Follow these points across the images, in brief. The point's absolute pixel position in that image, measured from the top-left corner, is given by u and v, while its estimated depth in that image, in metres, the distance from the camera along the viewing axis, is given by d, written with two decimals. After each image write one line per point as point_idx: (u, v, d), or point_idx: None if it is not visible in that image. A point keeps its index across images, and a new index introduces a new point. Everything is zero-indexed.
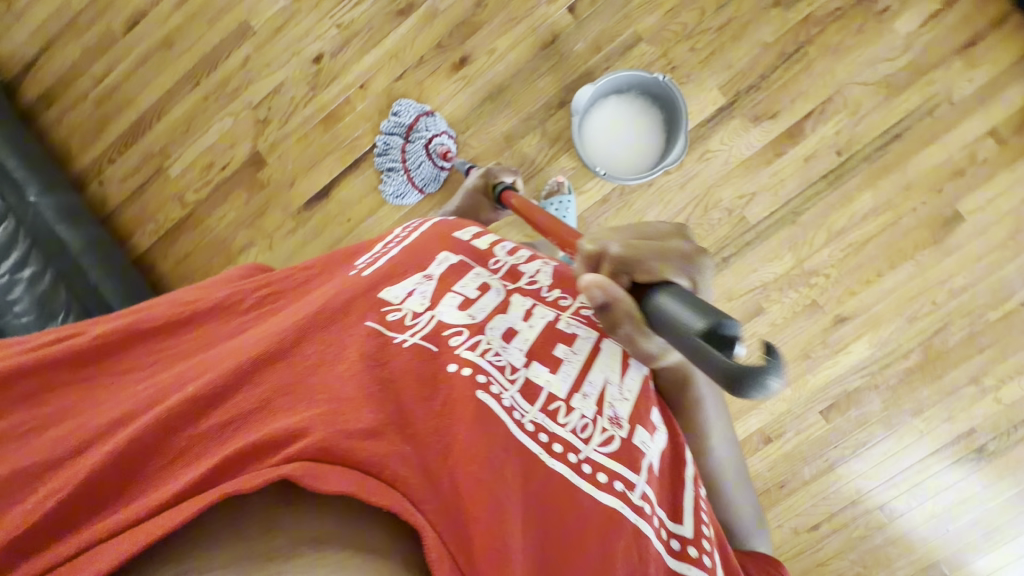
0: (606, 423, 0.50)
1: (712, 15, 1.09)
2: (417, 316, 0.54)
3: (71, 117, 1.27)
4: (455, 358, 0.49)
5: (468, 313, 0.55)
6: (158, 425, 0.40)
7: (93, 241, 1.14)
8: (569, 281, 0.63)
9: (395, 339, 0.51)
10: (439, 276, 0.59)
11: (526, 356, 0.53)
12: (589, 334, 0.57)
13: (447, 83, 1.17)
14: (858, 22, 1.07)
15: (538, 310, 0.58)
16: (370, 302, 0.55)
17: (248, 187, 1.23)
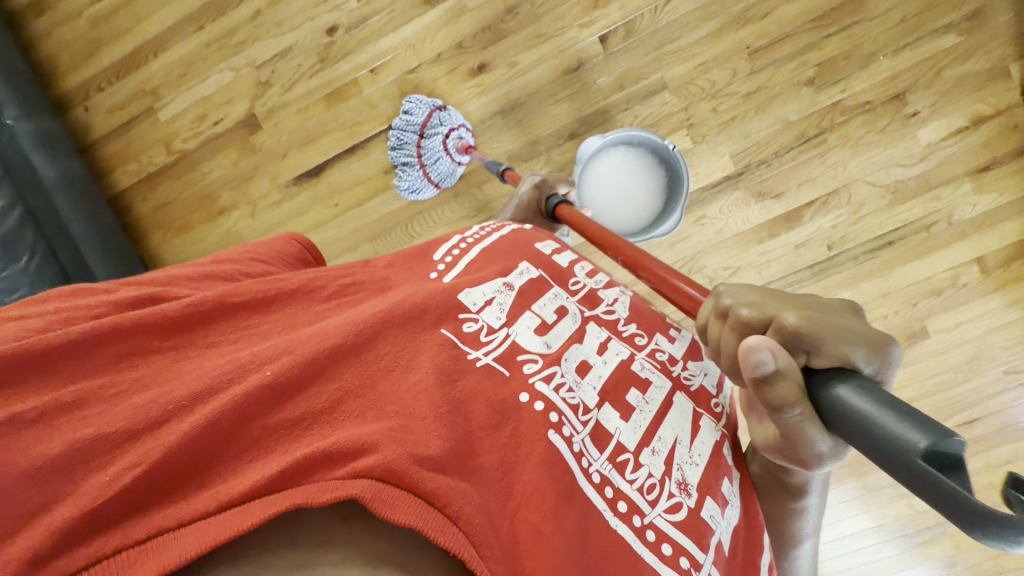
0: (674, 488, 0.49)
1: (743, 78, 1.05)
2: (494, 330, 0.50)
3: (62, 32, 1.19)
4: (532, 390, 0.46)
5: (543, 338, 0.52)
6: (232, 412, 0.34)
7: (70, 176, 1.10)
8: (643, 320, 0.61)
9: (469, 355, 0.47)
10: (520, 289, 0.55)
11: (599, 397, 0.51)
12: (661, 382, 0.56)
13: (460, 87, 1.12)
14: (885, 120, 1.04)
15: (613, 345, 0.56)
16: (448, 305, 0.50)
17: (238, 148, 1.19)
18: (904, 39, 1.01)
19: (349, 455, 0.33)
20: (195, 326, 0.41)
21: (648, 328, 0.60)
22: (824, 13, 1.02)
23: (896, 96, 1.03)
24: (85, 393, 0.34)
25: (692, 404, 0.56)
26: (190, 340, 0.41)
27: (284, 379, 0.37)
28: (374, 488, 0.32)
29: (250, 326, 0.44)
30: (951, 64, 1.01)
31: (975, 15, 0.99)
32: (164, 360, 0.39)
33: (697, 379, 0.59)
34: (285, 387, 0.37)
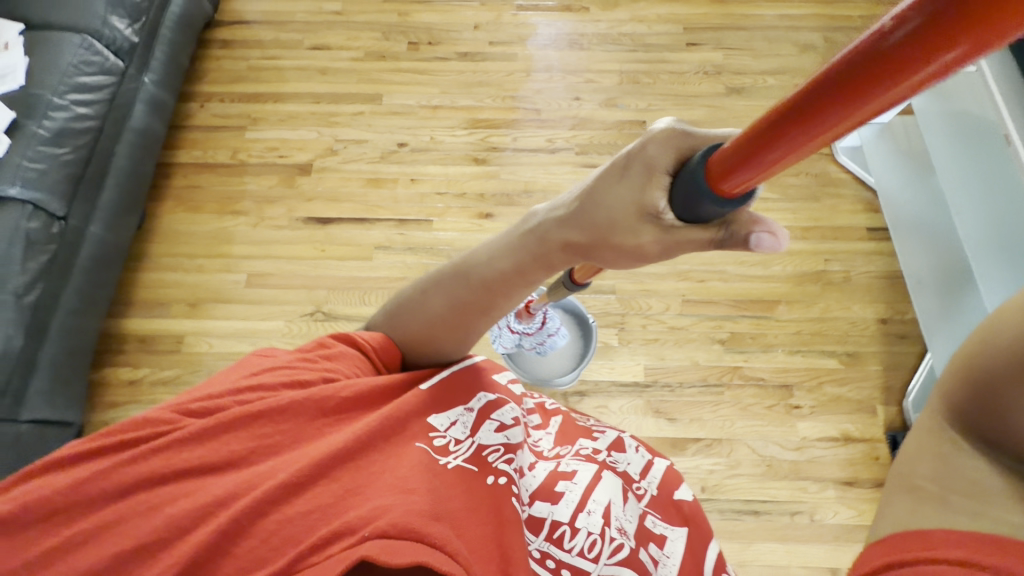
0: (614, 533, 0.53)
1: (672, 315, 1.28)
2: (462, 441, 0.54)
3: (226, 62, 1.61)
4: (496, 471, 0.52)
5: (502, 432, 0.56)
6: (252, 509, 0.43)
7: (148, 131, 1.34)
8: (570, 433, 0.65)
9: (441, 459, 0.51)
10: (483, 407, 0.58)
11: (531, 495, 0.54)
12: (590, 465, 0.59)
13: (465, 219, 1.39)
14: (772, 400, 1.20)
15: (542, 463, 0.58)
16: (416, 424, 0.53)
17: (282, 178, 1.44)
18: (798, 345, 1.25)
19: (354, 528, 0.42)
20: (216, 441, 0.48)
21: (571, 438, 0.64)
22: (743, 299, 1.29)
23: (785, 385, 1.21)
24: (127, 512, 0.43)
25: (621, 480, 0.58)
26: (213, 450, 0.47)
27: (292, 482, 0.45)
28: (378, 547, 0.40)
29: (263, 431, 0.50)
30: (831, 382, 1.21)
31: (853, 355, 1.24)
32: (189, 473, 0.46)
33: (621, 464, 0.62)
34: (294, 482, 0.45)
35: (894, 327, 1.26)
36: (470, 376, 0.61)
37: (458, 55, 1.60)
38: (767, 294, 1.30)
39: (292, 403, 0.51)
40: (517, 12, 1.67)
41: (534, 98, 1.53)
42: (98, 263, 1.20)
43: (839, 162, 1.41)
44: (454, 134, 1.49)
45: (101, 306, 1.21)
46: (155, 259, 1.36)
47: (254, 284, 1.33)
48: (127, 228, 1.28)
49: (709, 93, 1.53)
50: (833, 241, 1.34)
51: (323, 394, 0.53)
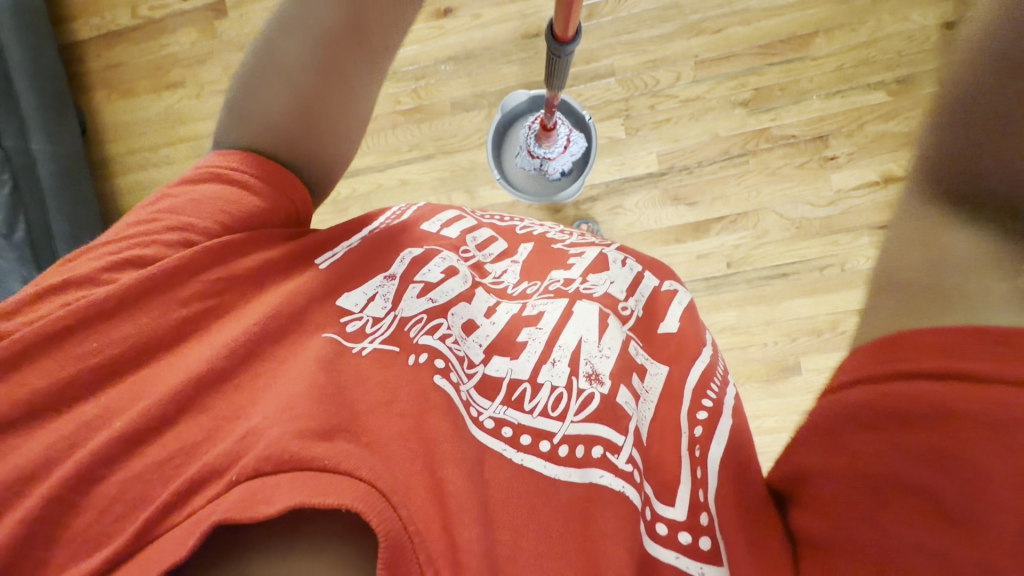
0: (583, 382, 0.44)
1: (684, 84, 1.10)
2: (380, 319, 0.44)
3: None
4: (418, 349, 0.43)
5: (428, 296, 0.48)
6: (83, 467, 0.34)
7: (22, 6, 1.13)
8: (539, 266, 0.57)
9: (353, 348, 0.42)
10: (405, 270, 0.49)
11: (485, 350, 0.46)
12: (557, 302, 0.51)
13: (422, 25, 1.15)
14: (804, 157, 1.08)
15: (504, 306, 0.51)
16: (321, 311, 0.44)
17: (201, 29, 1.21)
18: (838, 84, 1.06)
19: (218, 471, 0.33)
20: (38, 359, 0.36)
21: (542, 272, 0.56)
22: (769, 44, 1.08)
23: (820, 137, 1.07)
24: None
25: (600, 306, 0.51)
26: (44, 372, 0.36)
27: (155, 416, 0.36)
28: (248, 490, 0.32)
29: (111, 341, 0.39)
30: (875, 120, 1.06)
31: (905, 80, 1.04)
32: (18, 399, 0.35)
33: (600, 287, 0.54)
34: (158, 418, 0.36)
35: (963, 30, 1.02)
36: (397, 235, 0.53)
37: None
38: (800, 29, 1.06)
39: (132, 285, 0.40)
40: None
41: None
42: (65, 177, 1.12)
43: None
44: None
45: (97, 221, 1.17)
46: (117, 160, 1.26)
47: None
48: (70, 128, 1.16)
49: None
50: None
51: (177, 264, 0.42)
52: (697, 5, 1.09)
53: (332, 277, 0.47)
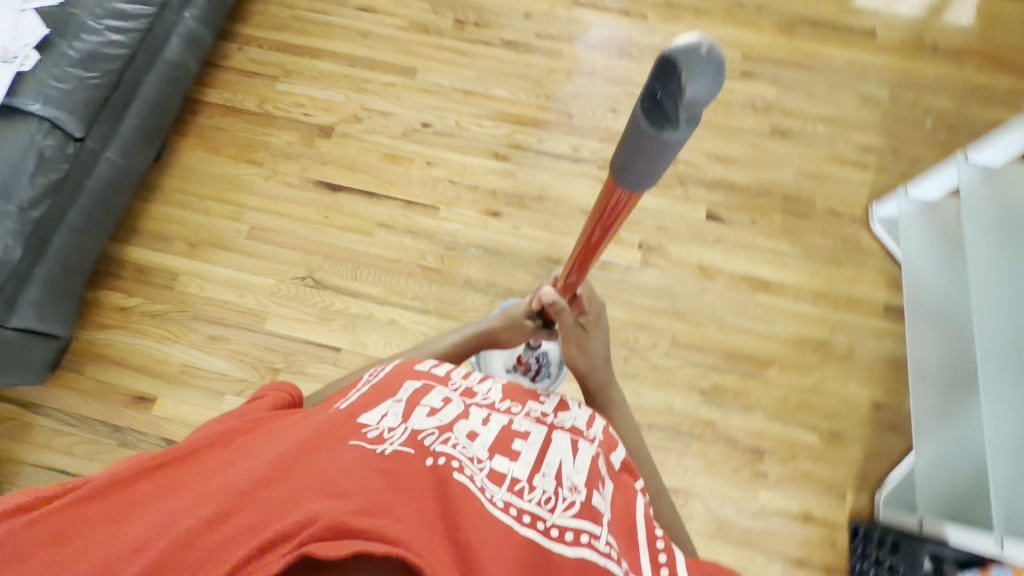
0: (566, 492, 0.53)
1: (657, 353, 1.24)
2: (395, 429, 0.54)
3: (273, 7, 1.59)
4: (435, 454, 0.51)
5: (436, 416, 0.58)
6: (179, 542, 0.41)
7: (181, 65, 1.35)
8: (517, 396, 0.71)
9: (375, 448, 0.50)
10: (409, 397, 0.61)
11: (488, 451, 0.56)
12: (539, 429, 0.63)
13: (471, 213, 1.36)
14: (740, 462, 1.16)
15: (493, 417, 0.62)
16: (347, 423, 0.54)
17: (302, 137, 1.44)
18: (781, 412, 1.20)
19: (285, 536, 0.41)
20: (128, 489, 0.46)
21: (520, 400, 0.70)
22: (735, 353, 1.24)
23: (757, 450, 1.17)
24: (44, 566, 0.41)
25: (568, 434, 0.63)
26: (131, 500, 0.46)
27: (219, 509, 0.43)
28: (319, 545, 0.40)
29: (178, 475, 0.48)
30: (806, 457, 1.17)
31: (836, 434, 1.18)
32: (102, 522, 0.44)
33: (569, 419, 0.68)
34: (221, 508, 0.43)
35: (887, 413, 1.20)
36: (398, 376, 0.66)
37: (503, 42, 1.55)
38: (763, 353, 1.24)
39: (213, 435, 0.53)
40: (573, 7, 1.60)
41: (569, 101, 1.48)
42: (109, 187, 1.21)
43: (874, 231, 1.33)
44: (482, 125, 1.45)
45: (105, 228, 1.23)
46: (165, 192, 1.38)
47: (255, 237, 1.34)
48: (144, 156, 1.30)
49: (754, 130, 1.45)
50: (845, 311, 1.27)
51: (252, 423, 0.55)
52: (688, 297, 1.29)
53: (352, 408, 0.57)
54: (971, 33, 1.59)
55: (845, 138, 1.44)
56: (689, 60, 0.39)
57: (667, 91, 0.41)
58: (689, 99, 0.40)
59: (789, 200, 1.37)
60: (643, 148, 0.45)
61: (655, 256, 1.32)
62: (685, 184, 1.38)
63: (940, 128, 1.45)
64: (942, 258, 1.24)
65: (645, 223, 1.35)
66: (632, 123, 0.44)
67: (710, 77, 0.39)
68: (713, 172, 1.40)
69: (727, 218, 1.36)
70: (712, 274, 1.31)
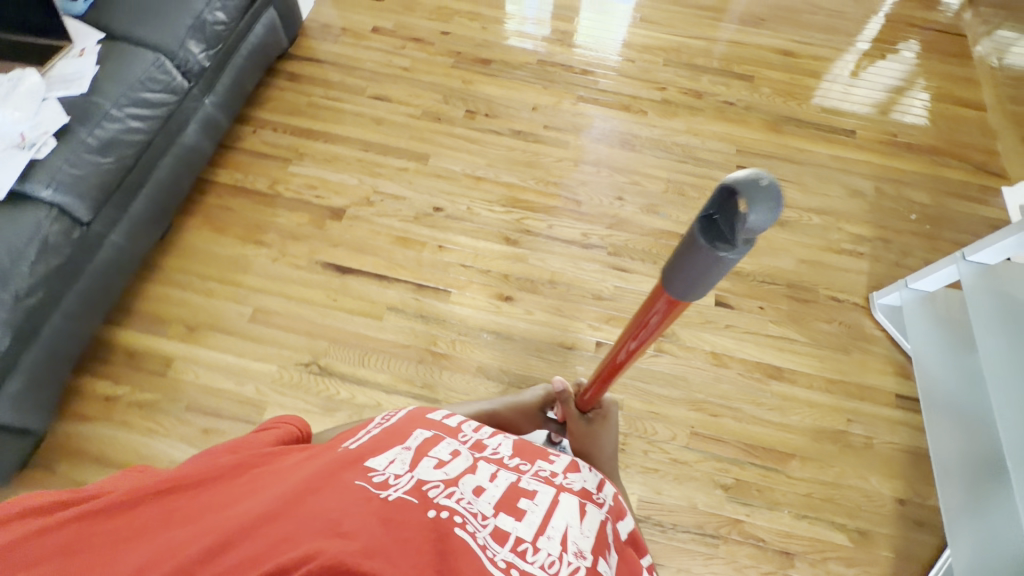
0: (569, 558, 0.47)
1: (676, 444, 1.20)
2: (401, 476, 0.50)
3: (289, 94, 1.65)
4: (438, 506, 0.46)
5: (442, 469, 0.53)
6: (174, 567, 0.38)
7: (195, 149, 1.36)
8: (527, 454, 0.66)
9: (380, 492, 0.46)
10: (417, 447, 0.57)
11: (493, 508, 0.51)
12: (546, 488, 0.58)
13: (483, 297, 1.35)
14: (770, 566, 1.10)
15: (502, 474, 0.57)
16: (355, 464, 0.50)
17: (312, 218, 1.44)
18: (806, 509, 1.15)
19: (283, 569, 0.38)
20: (137, 513, 0.44)
21: (529, 458, 0.65)
22: (754, 445, 1.21)
23: (786, 552, 1.11)
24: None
25: (576, 497, 0.59)
26: (134, 523, 0.43)
27: (218, 541, 0.40)
28: None
29: (183, 505, 0.45)
30: (836, 559, 1.11)
31: (863, 533, 1.14)
32: (100, 540, 0.41)
33: (577, 482, 0.63)
34: (218, 541, 0.40)
35: (912, 509, 1.17)
36: (407, 423, 0.62)
37: (512, 132, 1.62)
38: (782, 445, 1.22)
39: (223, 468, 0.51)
40: (577, 102, 1.70)
41: (577, 188, 1.53)
42: (110, 270, 1.17)
43: (876, 318, 1.36)
44: (493, 210, 1.48)
45: (100, 312, 1.18)
46: (166, 272, 1.34)
47: (258, 320, 1.29)
48: (149, 237, 1.27)
49: None
50: (858, 400, 1.27)
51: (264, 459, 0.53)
52: (704, 386, 1.27)
53: (363, 450, 0.54)
54: (938, 134, 1.74)
55: (838, 228, 1.51)
56: (748, 190, 0.41)
57: (725, 211, 0.45)
58: (747, 226, 0.42)
59: (793, 287, 1.41)
60: (697, 262, 0.48)
61: (668, 342, 1.32)
62: None
63: (924, 220, 1.55)
64: (943, 350, 1.24)
65: None
66: (689, 238, 0.48)
67: (768, 207, 0.41)
68: None
69: (735, 304, 1.38)
70: (726, 361, 1.30)
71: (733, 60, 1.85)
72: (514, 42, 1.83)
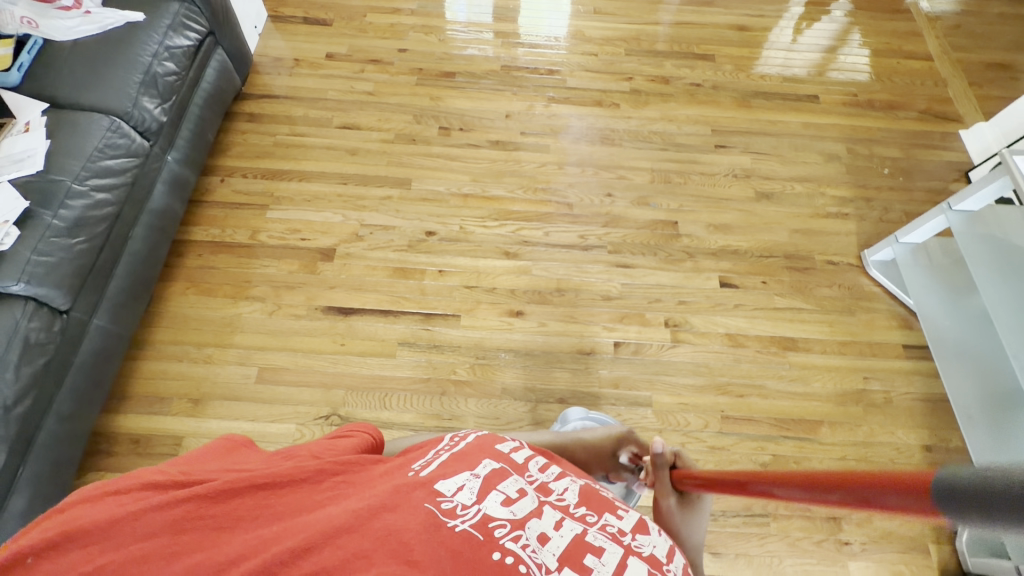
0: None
1: (711, 431, 1.21)
2: (469, 506, 0.45)
3: (253, 136, 1.58)
4: (504, 548, 0.42)
5: (509, 507, 0.47)
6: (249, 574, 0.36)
7: (166, 211, 1.28)
8: (593, 502, 0.53)
9: (449, 521, 0.43)
10: (488, 475, 0.50)
11: (558, 560, 0.43)
12: (616, 545, 0.46)
13: (494, 317, 1.33)
14: (821, 534, 1.13)
15: (568, 521, 0.48)
16: (424, 485, 0.46)
17: (302, 263, 1.38)
18: (844, 472, 1.19)
19: None
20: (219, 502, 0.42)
21: (597, 508, 0.52)
22: (784, 419, 1.24)
23: (833, 518, 1.14)
24: (153, 553, 0.37)
25: (647, 565, 0.45)
26: (228, 510, 0.41)
27: (301, 545, 0.38)
28: None
29: (270, 501, 0.43)
30: (880, 515, 1.15)
31: None
32: (202, 525, 0.40)
33: (647, 547, 0.47)
34: (301, 545, 0.38)
35: (940, 453, 1.22)
36: (475, 450, 0.54)
37: (490, 144, 1.59)
38: (810, 414, 1.24)
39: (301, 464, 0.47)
40: (548, 103, 1.69)
41: (566, 191, 1.52)
42: (99, 357, 1.09)
43: (872, 276, 1.41)
44: (486, 226, 1.45)
45: (95, 406, 1.09)
46: (157, 345, 1.26)
47: (266, 379, 1.23)
48: (134, 314, 1.19)
49: (740, 197, 1.54)
50: (871, 358, 1.31)
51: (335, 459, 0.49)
52: (725, 368, 1.29)
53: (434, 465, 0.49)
54: (893, 88, 1.81)
55: (820, 193, 1.56)
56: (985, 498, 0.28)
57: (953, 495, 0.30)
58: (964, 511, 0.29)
59: (790, 258, 1.44)
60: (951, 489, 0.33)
61: (684, 331, 1.33)
62: (693, 256, 1.43)
63: (897, 173, 1.61)
64: (942, 299, 1.29)
65: (665, 301, 1.37)
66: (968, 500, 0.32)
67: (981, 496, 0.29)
68: (715, 241, 1.46)
69: (739, 284, 1.40)
70: (742, 340, 1.32)
71: (692, 41, 1.87)
72: (474, 51, 1.80)
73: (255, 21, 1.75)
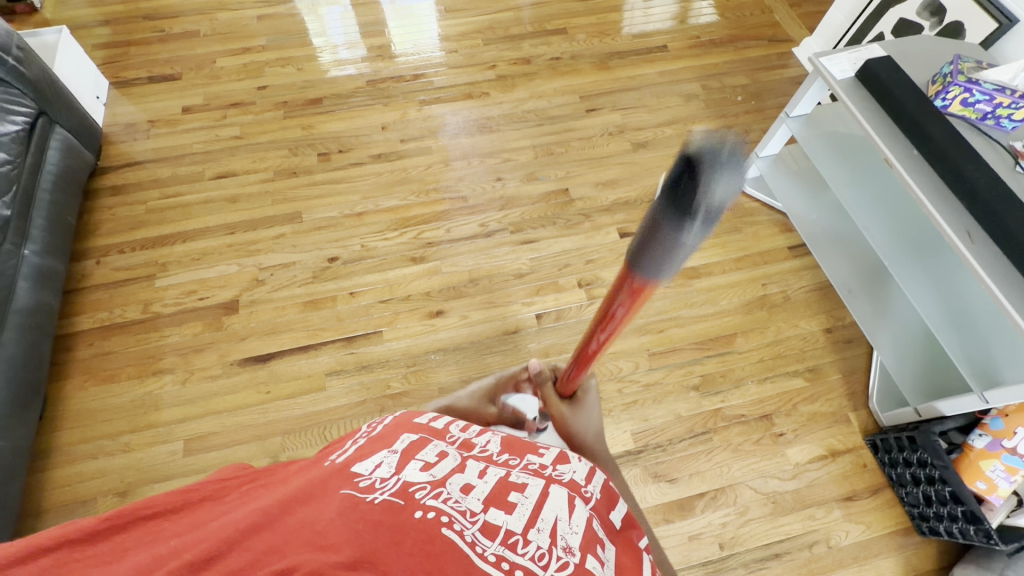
0: (560, 551, 0.39)
1: (643, 371, 1.28)
2: (387, 479, 0.42)
3: (121, 209, 1.49)
4: (425, 507, 0.39)
5: (429, 470, 0.45)
6: None
7: (38, 306, 1.19)
8: (516, 447, 0.56)
9: (367, 498, 0.39)
10: (405, 449, 0.48)
11: (484, 501, 0.43)
12: (536, 480, 0.48)
13: (415, 322, 1.33)
14: (758, 433, 1.22)
15: (493, 468, 0.49)
16: (342, 476, 0.42)
17: (206, 323, 1.32)
18: (764, 373, 1.29)
19: None
20: (108, 541, 0.37)
21: (520, 451, 0.55)
22: (704, 340, 1.33)
23: (765, 416, 1.24)
24: None
25: (566, 490, 0.47)
26: (116, 545, 0.37)
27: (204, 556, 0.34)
28: None
29: (166, 526, 0.39)
30: (803, 401, 1.26)
31: (814, 370, 1.30)
32: (79, 565, 0.34)
33: (566, 473, 0.51)
34: (202, 557, 0.33)
35: (839, 332, 1.35)
36: (392, 429, 0.53)
37: (373, 158, 1.60)
38: (724, 330, 1.34)
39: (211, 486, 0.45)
40: (422, 107, 1.72)
41: (458, 186, 1.55)
42: None
43: (748, 194, 1.54)
44: (387, 238, 1.46)
45: (5, 528, 1.00)
46: (67, 449, 1.17)
47: (195, 449, 1.17)
48: (27, 422, 1.10)
49: (619, 151, 1.63)
50: (765, 266, 1.43)
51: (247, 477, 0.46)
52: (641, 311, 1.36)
53: (350, 457, 0.46)
54: (730, 23, 1.97)
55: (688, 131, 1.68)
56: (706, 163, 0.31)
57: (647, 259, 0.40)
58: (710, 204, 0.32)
59: None
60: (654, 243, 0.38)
61: (597, 287, 1.39)
62: (589, 217, 1.50)
63: (749, 98, 1.76)
64: (806, 195, 1.43)
65: (574, 263, 1.43)
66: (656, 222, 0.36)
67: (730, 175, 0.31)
68: (606, 197, 1.54)
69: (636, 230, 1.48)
70: None
71: (545, 19, 1.95)
72: (340, 72, 1.79)
73: (95, 92, 1.66)
